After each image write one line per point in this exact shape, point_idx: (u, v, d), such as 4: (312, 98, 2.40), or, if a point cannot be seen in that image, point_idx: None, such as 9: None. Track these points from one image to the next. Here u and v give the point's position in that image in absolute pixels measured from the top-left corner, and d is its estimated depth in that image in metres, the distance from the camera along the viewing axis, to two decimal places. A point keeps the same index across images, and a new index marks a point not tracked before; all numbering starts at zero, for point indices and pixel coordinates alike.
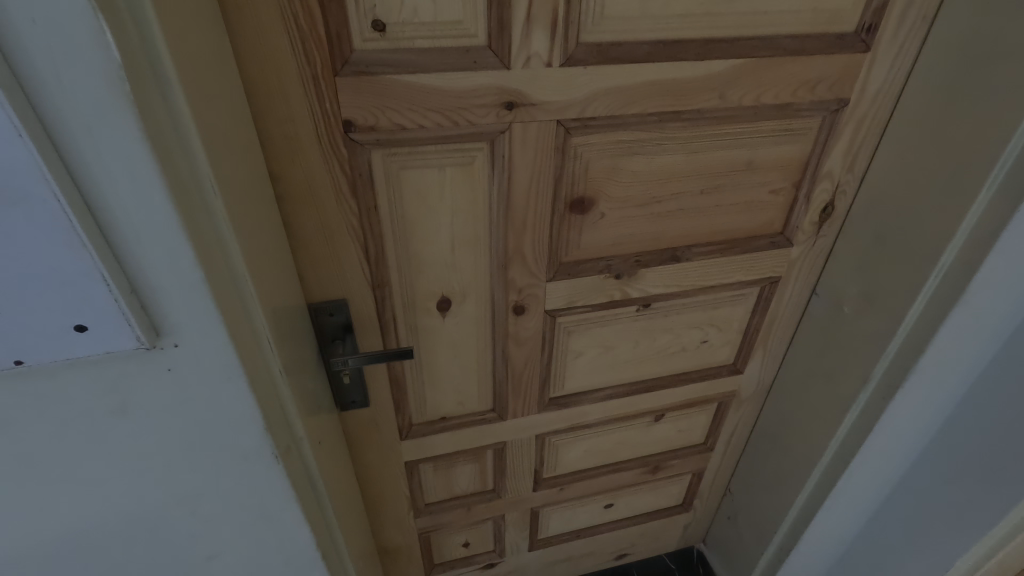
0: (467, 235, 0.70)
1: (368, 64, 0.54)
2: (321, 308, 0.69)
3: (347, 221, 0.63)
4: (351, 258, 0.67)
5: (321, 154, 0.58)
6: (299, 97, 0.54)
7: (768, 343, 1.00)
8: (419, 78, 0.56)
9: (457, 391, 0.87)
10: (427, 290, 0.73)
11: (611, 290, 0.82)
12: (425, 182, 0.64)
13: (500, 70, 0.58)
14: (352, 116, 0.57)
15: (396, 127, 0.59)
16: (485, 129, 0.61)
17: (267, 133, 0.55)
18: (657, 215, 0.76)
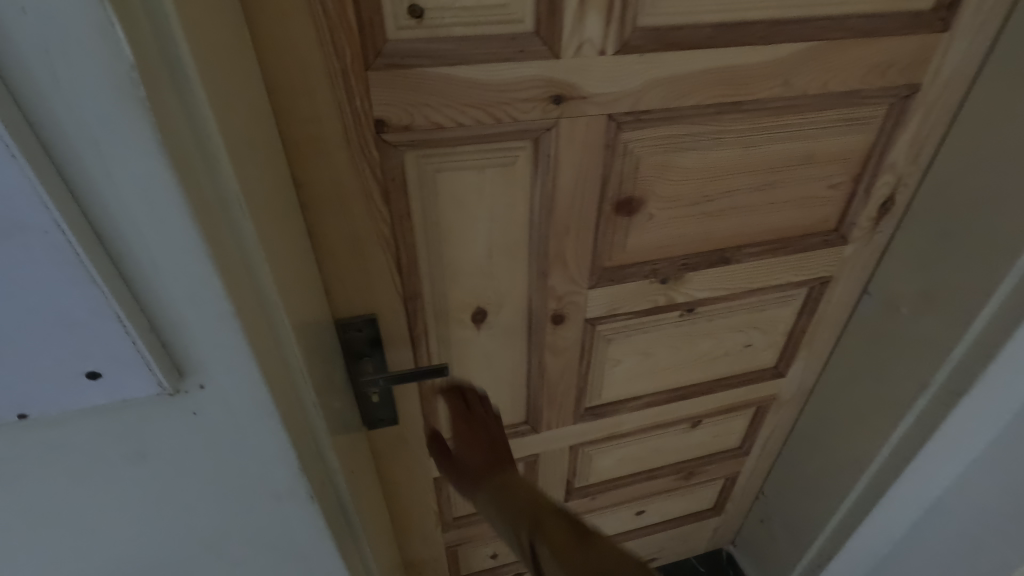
0: (506, 241, 0.64)
1: (404, 56, 0.48)
2: (348, 324, 0.63)
3: (377, 229, 0.58)
4: (382, 270, 0.61)
5: (350, 158, 0.52)
6: (326, 96, 0.48)
7: (813, 345, 0.95)
8: (460, 71, 0.50)
9: (491, 404, 0.82)
10: (462, 301, 0.68)
11: (656, 295, 0.76)
12: (463, 185, 0.58)
13: (549, 59, 0.52)
14: (385, 114, 0.50)
15: (433, 126, 0.52)
16: (530, 126, 0.55)
17: (290, 136, 0.49)
18: (708, 215, 0.70)
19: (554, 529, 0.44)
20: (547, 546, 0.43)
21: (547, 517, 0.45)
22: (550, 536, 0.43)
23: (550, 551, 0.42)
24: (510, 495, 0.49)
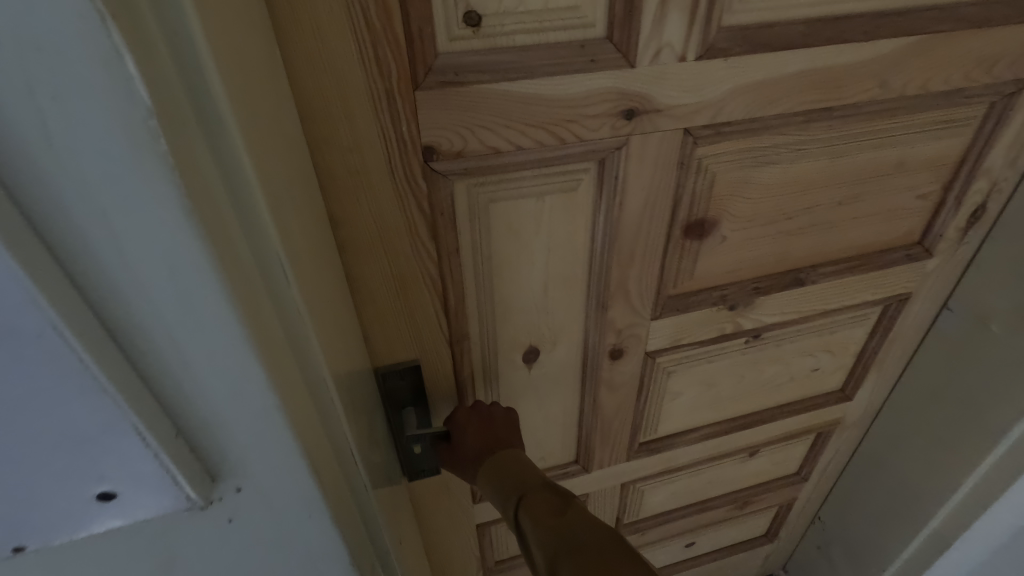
0: (564, 273, 0.56)
1: (458, 71, 0.41)
2: (388, 372, 0.56)
3: (422, 268, 0.50)
4: (426, 312, 0.54)
5: (394, 190, 0.45)
6: (368, 122, 0.41)
7: (884, 365, 0.87)
8: (521, 86, 0.43)
9: (540, 446, 0.74)
10: (513, 340, 0.60)
11: (723, 322, 0.69)
12: (519, 214, 0.50)
13: (622, 69, 0.44)
14: (435, 139, 0.43)
15: (489, 151, 0.45)
16: (597, 145, 0.48)
17: (326, 169, 0.42)
18: (785, 233, 0.62)
19: (536, 502, 0.49)
20: (529, 513, 0.48)
21: (534, 492, 0.50)
22: (533, 509, 0.48)
23: (530, 517, 0.48)
24: (500, 471, 0.54)
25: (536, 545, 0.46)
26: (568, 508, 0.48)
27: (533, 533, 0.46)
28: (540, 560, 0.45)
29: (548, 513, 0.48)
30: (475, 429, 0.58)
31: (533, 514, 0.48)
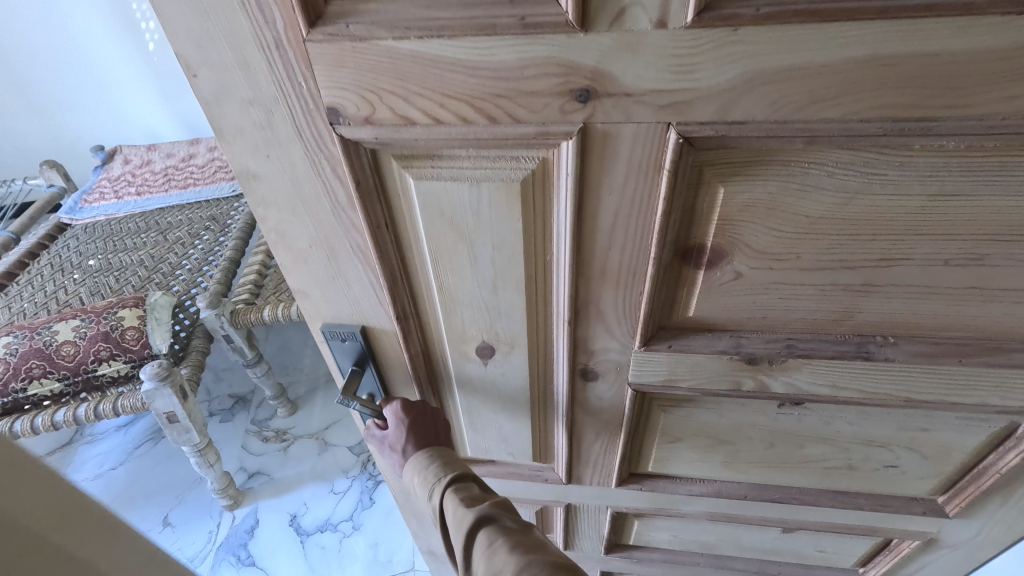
0: (517, 275, 0.48)
1: (352, 22, 0.34)
2: (332, 332, 0.56)
3: (349, 237, 0.47)
4: (361, 283, 0.51)
5: (305, 151, 0.41)
6: (262, 75, 0.37)
7: (1013, 490, 0.61)
8: (434, 47, 0.34)
9: (507, 443, 0.69)
10: (463, 332, 0.54)
11: (740, 377, 0.53)
12: (452, 200, 0.43)
13: (571, 33, 0.33)
14: (338, 100, 0.38)
15: (403, 121, 0.38)
16: (543, 130, 0.37)
17: (228, 119, 0.40)
18: (843, 287, 0.44)
19: (464, 488, 0.55)
20: (455, 494, 0.54)
21: (462, 479, 0.56)
22: (462, 491, 0.54)
23: (455, 497, 0.53)
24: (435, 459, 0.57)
25: (459, 524, 0.51)
26: (493, 501, 0.53)
27: (458, 512, 0.52)
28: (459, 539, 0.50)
29: (472, 498, 0.54)
30: (412, 427, 0.59)
31: (461, 495, 0.53)
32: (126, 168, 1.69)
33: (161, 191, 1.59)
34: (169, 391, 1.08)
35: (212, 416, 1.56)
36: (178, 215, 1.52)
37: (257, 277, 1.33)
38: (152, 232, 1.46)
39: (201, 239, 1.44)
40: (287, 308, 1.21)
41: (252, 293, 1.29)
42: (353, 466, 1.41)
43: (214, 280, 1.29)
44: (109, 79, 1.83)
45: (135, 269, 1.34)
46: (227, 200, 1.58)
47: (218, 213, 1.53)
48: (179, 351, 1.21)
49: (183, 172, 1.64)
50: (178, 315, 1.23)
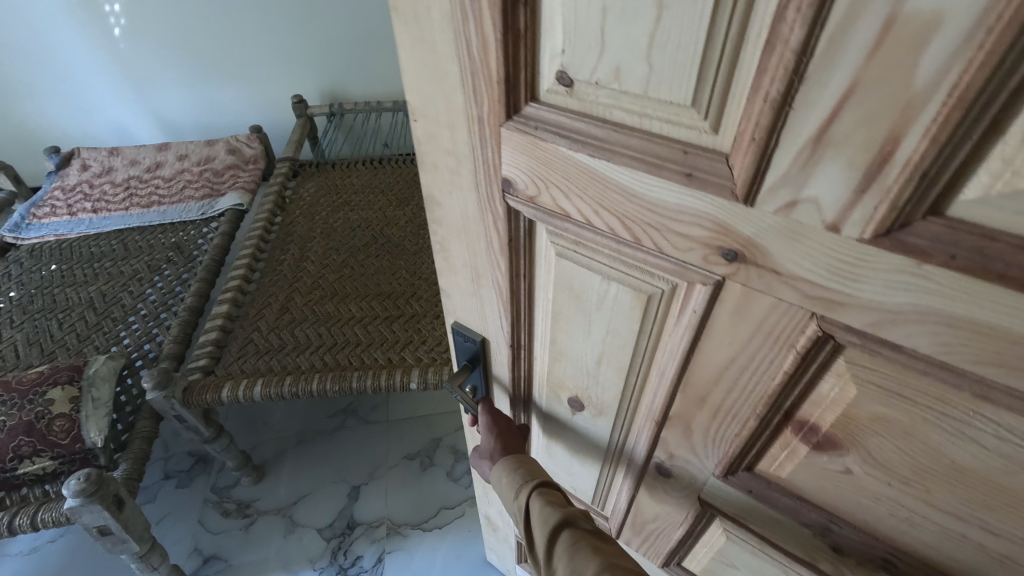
0: (621, 362, 0.50)
1: (540, 125, 0.38)
2: (459, 331, 0.64)
3: (493, 271, 0.53)
4: (491, 308, 0.57)
5: (478, 201, 0.47)
6: (462, 137, 0.43)
7: None
8: (598, 167, 0.37)
9: (574, 476, 0.73)
10: (561, 381, 0.59)
11: (820, 557, 0.48)
12: (584, 282, 0.46)
13: (734, 203, 0.32)
14: (513, 176, 0.42)
15: (560, 211, 0.42)
16: (680, 268, 0.38)
17: (429, 156, 0.48)
18: (978, 542, 0.37)
19: (550, 492, 0.59)
20: (542, 498, 0.58)
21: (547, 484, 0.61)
22: (547, 495, 0.59)
23: (542, 500, 0.58)
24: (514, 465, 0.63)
25: (543, 523, 0.56)
26: (576, 508, 0.58)
27: (545, 511, 0.57)
28: (544, 535, 0.55)
29: (555, 502, 0.58)
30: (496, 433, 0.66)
31: (546, 498, 0.58)
32: (83, 177, 1.79)
33: (121, 208, 1.69)
34: (97, 507, 0.97)
35: (168, 478, 1.49)
36: (139, 241, 1.62)
37: (220, 334, 1.30)
38: (125, 256, 1.58)
39: (161, 275, 1.53)
40: (250, 387, 1.19)
41: (216, 354, 1.27)
42: (322, 557, 1.34)
43: (165, 348, 1.33)
44: (74, 74, 1.89)
45: (82, 311, 1.42)
46: (194, 222, 1.68)
47: (182, 240, 1.63)
48: (122, 431, 1.20)
49: (147, 186, 1.76)
50: (119, 389, 1.25)
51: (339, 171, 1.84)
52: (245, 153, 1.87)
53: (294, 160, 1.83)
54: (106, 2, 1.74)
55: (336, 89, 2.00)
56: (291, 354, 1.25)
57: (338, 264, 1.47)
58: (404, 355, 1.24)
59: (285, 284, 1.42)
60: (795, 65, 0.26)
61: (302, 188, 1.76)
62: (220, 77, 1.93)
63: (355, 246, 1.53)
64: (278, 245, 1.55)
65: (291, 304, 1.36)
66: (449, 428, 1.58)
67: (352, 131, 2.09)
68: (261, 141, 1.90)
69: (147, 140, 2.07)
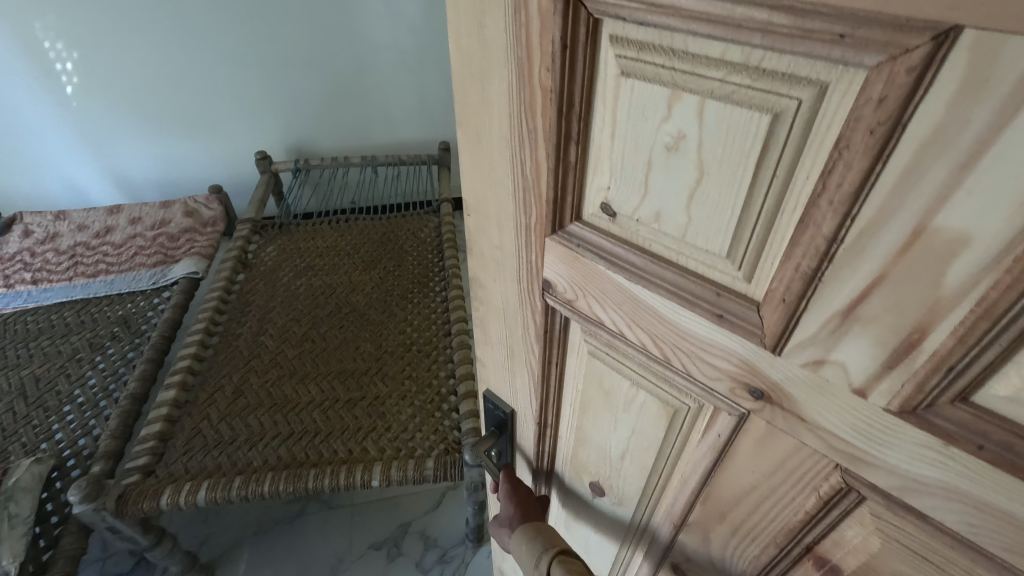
0: (644, 462, 0.50)
1: (581, 243, 0.40)
2: (490, 400, 0.66)
3: (527, 356, 0.54)
4: (523, 388, 0.59)
5: (520, 294, 0.49)
6: (511, 237, 0.46)
7: None
8: (634, 288, 0.38)
9: (591, 549, 0.72)
10: (584, 465, 0.59)
11: None
12: (614, 383, 0.47)
13: (762, 349, 0.33)
14: (553, 279, 0.44)
15: (595, 318, 0.43)
16: (708, 394, 0.39)
17: (479, 245, 0.51)
18: None
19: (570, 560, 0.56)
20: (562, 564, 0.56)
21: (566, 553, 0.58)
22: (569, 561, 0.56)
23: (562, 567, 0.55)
24: (533, 532, 0.61)
25: None
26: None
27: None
28: None
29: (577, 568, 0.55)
30: (515, 503, 0.66)
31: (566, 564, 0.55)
32: (25, 245, 1.69)
33: (64, 278, 1.58)
34: None
35: None
36: (82, 314, 1.52)
37: (165, 426, 1.22)
38: (64, 335, 1.47)
39: (103, 354, 1.43)
40: (193, 492, 1.10)
41: (158, 450, 1.18)
42: None
43: (102, 447, 1.21)
44: (25, 130, 1.79)
45: (10, 400, 1.31)
46: (144, 292, 1.60)
47: (130, 312, 1.54)
48: (45, 548, 1.11)
49: (93, 254, 1.67)
50: (45, 496, 1.15)
51: (304, 231, 1.81)
52: (204, 215, 1.83)
53: (255, 221, 1.79)
54: (57, 58, 1.68)
55: (305, 147, 2.04)
56: (242, 448, 1.19)
57: (298, 339, 1.44)
58: (367, 447, 1.19)
59: (241, 363, 1.38)
60: (826, 248, 0.27)
61: (266, 250, 1.73)
62: (184, 132, 1.90)
63: (319, 317, 1.51)
64: (235, 314, 1.51)
65: (245, 386, 1.32)
66: (421, 509, 1.48)
67: (317, 188, 2.13)
68: (221, 201, 1.88)
69: (104, 199, 1.99)
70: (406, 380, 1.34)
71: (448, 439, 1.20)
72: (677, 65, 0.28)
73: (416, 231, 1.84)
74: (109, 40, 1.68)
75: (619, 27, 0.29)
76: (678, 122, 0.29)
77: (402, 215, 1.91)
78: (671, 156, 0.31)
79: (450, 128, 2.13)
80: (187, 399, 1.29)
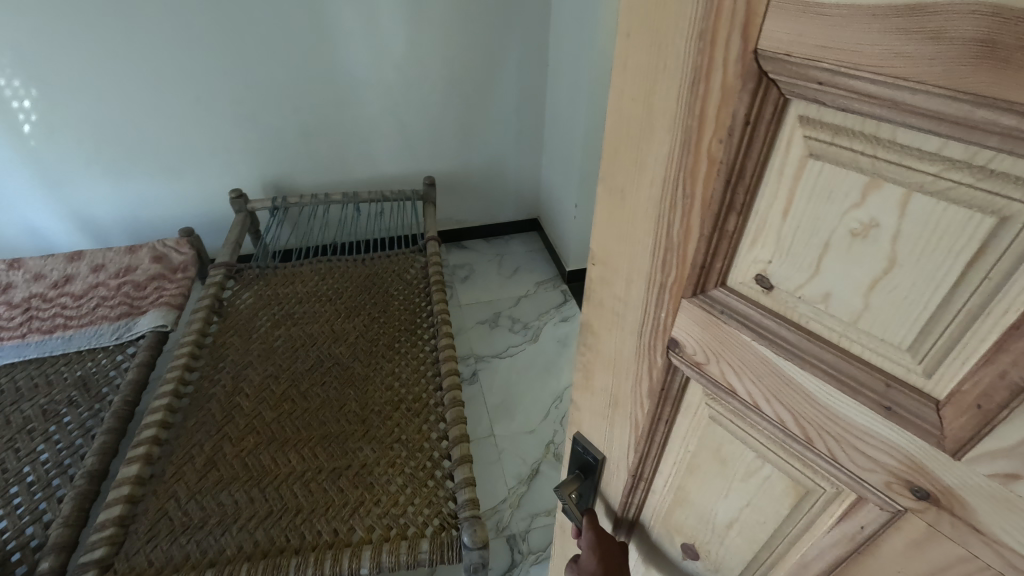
0: (756, 536, 0.47)
1: (723, 310, 0.38)
2: (580, 444, 0.64)
3: (634, 408, 0.52)
4: (621, 439, 0.57)
5: (638, 348, 0.48)
6: (638, 294, 0.45)
7: None
8: (782, 363, 0.36)
9: None
10: (680, 526, 0.56)
11: None
12: (736, 449, 0.45)
13: (936, 451, 0.31)
14: (682, 340, 0.43)
15: (726, 385, 0.41)
16: (856, 482, 0.36)
17: (598, 295, 0.49)
18: None
19: None
20: None
21: None
22: None
23: None
24: None
25: None
26: None
27: None
28: None
29: None
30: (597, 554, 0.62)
31: None
32: None
33: (19, 336, 1.55)
34: None
35: None
36: (41, 375, 1.49)
37: (125, 509, 1.19)
38: (19, 399, 1.43)
39: (59, 423, 1.38)
40: None
41: (118, 538, 1.15)
42: None
43: (53, 537, 1.15)
44: None
45: None
46: (107, 347, 1.57)
47: (90, 373, 1.51)
48: None
49: (54, 306, 1.63)
50: None
51: (281, 275, 1.83)
52: (173, 260, 1.79)
53: (229, 267, 1.80)
54: (15, 97, 1.66)
55: (282, 183, 2.05)
56: (216, 531, 1.18)
57: (273, 402, 1.44)
58: (353, 525, 1.19)
59: (213, 429, 1.38)
60: None
61: (240, 297, 1.74)
62: (142, 167, 1.88)
63: (296, 375, 1.52)
64: (207, 371, 1.51)
65: (217, 458, 1.32)
66: None
67: (297, 225, 2.15)
68: (192, 244, 1.83)
69: (66, 240, 1.97)
70: (393, 445, 1.35)
71: (442, 512, 1.21)
72: (880, 154, 0.27)
73: (400, 275, 1.87)
74: (78, 77, 1.68)
75: (812, 108, 0.29)
76: (872, 210, 0.28)
77: (387, 257, 1.94)
78: (857, 242, 0.30)
79: (438, 163, 2.16)
80: (152, 474, 1.28)
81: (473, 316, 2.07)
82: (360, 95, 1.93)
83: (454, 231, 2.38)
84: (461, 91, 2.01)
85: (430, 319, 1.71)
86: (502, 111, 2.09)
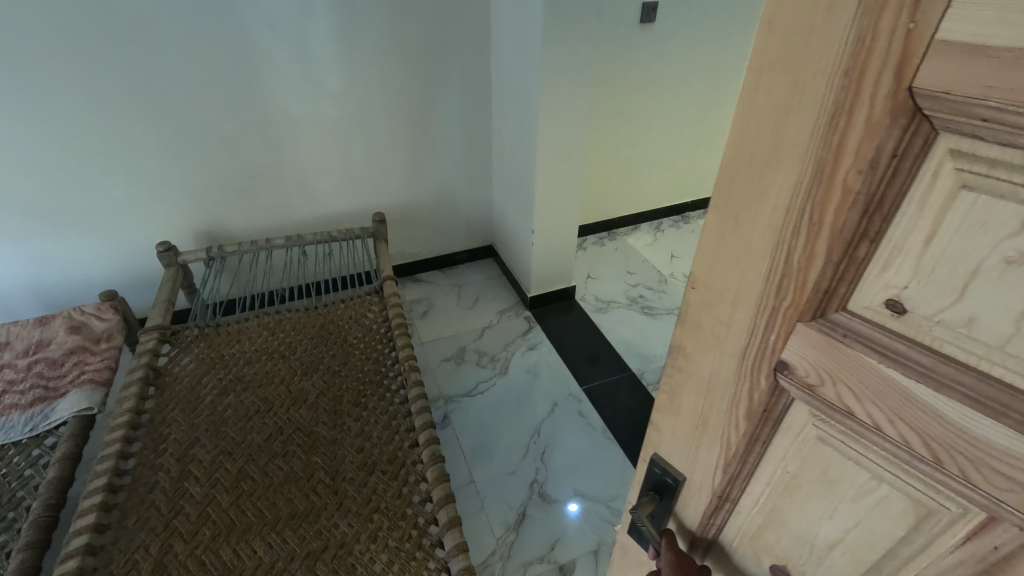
0: (864, 562, 0.45)
1: (848, 333, 0.37)
2: (660, 464, 0.61)
3: (726, 429, 0.51)
4: (707, 461, 0.55)
5: (736, 370, 0.47)
6: (742, 317, 0.44)
7: None
8: (912, 384, 0.35)
9: None
10: (768, 549, 0.54)
11: None
12: (845, 472, 0.44)
13: None
14: (794, 361, 0.41)
15: (843, 407, 0.40)
16: (992, 504, 0.34)
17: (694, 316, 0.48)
18: None
19: None
20: None
21: None
22: None
23: None
24: None
25: None
26: None
27: None
28: None
29: None
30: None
31: None
32: None
33: None
34: None
35: None
36: None
37: None
38: None
39: None
40: None
41: None
42: None
43: None
44: None
45: None
46: (21, 442, 1.24)
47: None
48: None
49: None
50: None
51: (224, 333, 1.68)
52: (93, 328, 1.48)
53: (163, 329, 1.63)
54: None
55: (216, 230, 1.89)
56: None
57: (227, 485, 1.30)
58: None
59: (159, 526, 1.22)
60: None
61: (179, 363, 1.58)
62: (34, 227, 1.66)
63: (253, 449, 1.39)
64: (145, 457, 1.35)
65: (167, 559, 1.17)
66: None
67: (237, 274, 2.00)
68: (115, 308, 1.54)
69: None
70: (373, 517, 1.26)
71: None
72: None
73: (359, 321, 1.77)
74: None
75: (965, 142, 0.29)
76: None
77: (341, 302, 1.83)
78: (1013, 269, 0.30)
79: (388, 199, 2.08)
80: None
81: (438, 355, 1.99)
82: (297, 131, 1.80)
83: (409, 265, 2.32)
84: (403, 125, 1.93)
85: (396, 368, 1.62)
86: (447, 142, 2.03)
